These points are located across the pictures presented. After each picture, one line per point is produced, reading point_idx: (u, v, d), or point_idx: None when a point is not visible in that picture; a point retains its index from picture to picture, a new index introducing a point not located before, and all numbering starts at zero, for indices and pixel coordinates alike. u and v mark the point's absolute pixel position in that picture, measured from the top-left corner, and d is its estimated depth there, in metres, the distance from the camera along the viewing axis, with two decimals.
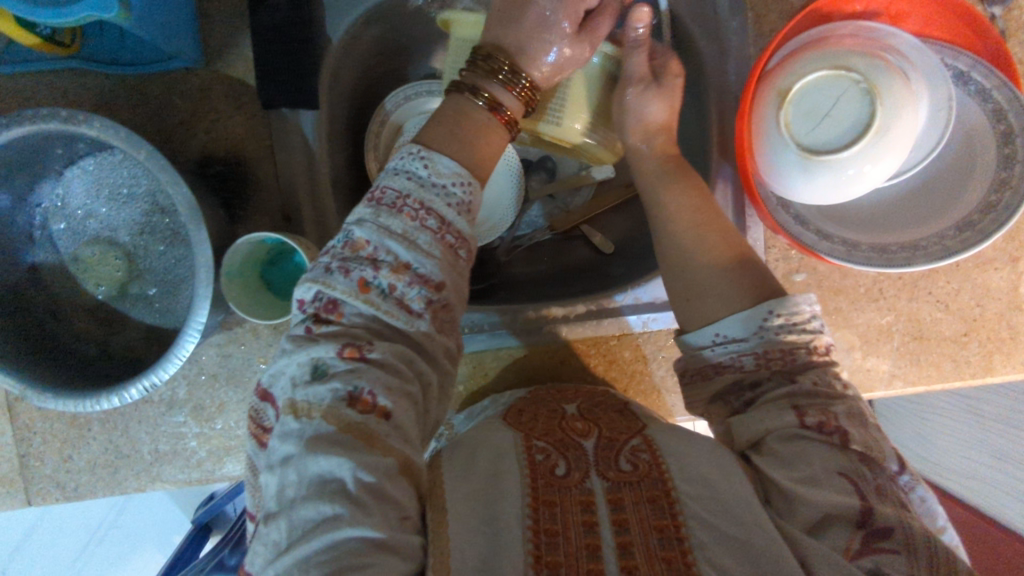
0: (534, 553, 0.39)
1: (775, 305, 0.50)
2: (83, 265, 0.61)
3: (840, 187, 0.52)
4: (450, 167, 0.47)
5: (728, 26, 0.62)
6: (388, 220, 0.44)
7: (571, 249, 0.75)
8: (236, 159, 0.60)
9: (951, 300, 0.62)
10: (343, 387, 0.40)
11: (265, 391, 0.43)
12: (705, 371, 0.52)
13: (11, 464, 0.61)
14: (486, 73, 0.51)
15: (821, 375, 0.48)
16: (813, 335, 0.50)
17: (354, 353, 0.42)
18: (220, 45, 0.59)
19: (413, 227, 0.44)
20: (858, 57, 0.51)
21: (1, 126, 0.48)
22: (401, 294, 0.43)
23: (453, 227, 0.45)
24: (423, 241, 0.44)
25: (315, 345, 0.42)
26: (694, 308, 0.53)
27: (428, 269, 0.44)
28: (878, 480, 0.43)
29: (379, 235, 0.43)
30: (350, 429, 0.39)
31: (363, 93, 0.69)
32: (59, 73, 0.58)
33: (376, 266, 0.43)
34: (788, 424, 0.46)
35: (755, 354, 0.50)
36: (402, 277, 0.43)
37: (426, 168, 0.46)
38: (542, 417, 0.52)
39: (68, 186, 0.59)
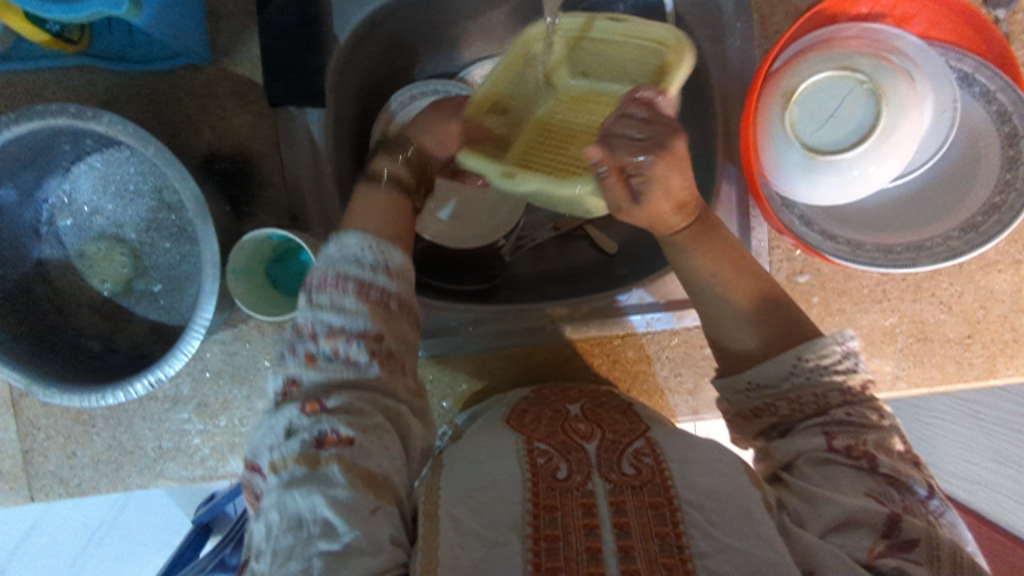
0: (533, 562, 0.40)
1: (803, 350, 0.48)
2: (89, 261, 0.61)
3: (845, 188, 0.53)
4: (359, 237, 0.48)
5: (733, 26, 0.62)
6: (315, 296, 0.46)
7: (574, 249, 0.76)
8: (242, 157, 0.60)
9: (954, 302, 0.62)
10: (310, 435, 0.42)
11: (252, 463, 0.44)
12: (744, 414, 0.50)
13: (15, 460, 0.61)
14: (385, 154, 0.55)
15: (856, 409, 0.47)
16: (847, 376, 0.48)
17: (314, 407, 0.43)
18: (228, 43, 0.59)
19: (337, 293, 0.45)
20: (864, 58, 0.51)
21: (10, 122, 0.48)
22: (344, 354, 0.44)
23: (377, 285, 0.46)
24: (351, 303, 0.45)
25: (280, 412, 0.44)
26: (729, 355, 0.52)
27: (362, 327, 0.45)
28: (907, 501, 0.43)
29: (313, 311, 0.45)
30: (319, 464, 0.41)
31: (369, 92, 0.69)
32: (68, 70, 0.58)
33: (316, 338, 0.45)
34: (817, 448, 0.46)
35: (788, 399, 0.48)
36: (339, 339, 0.44)
37: (335, 248, 0.47)
38: (546, 418, 0.52)
39: (75, 181, 0.59)
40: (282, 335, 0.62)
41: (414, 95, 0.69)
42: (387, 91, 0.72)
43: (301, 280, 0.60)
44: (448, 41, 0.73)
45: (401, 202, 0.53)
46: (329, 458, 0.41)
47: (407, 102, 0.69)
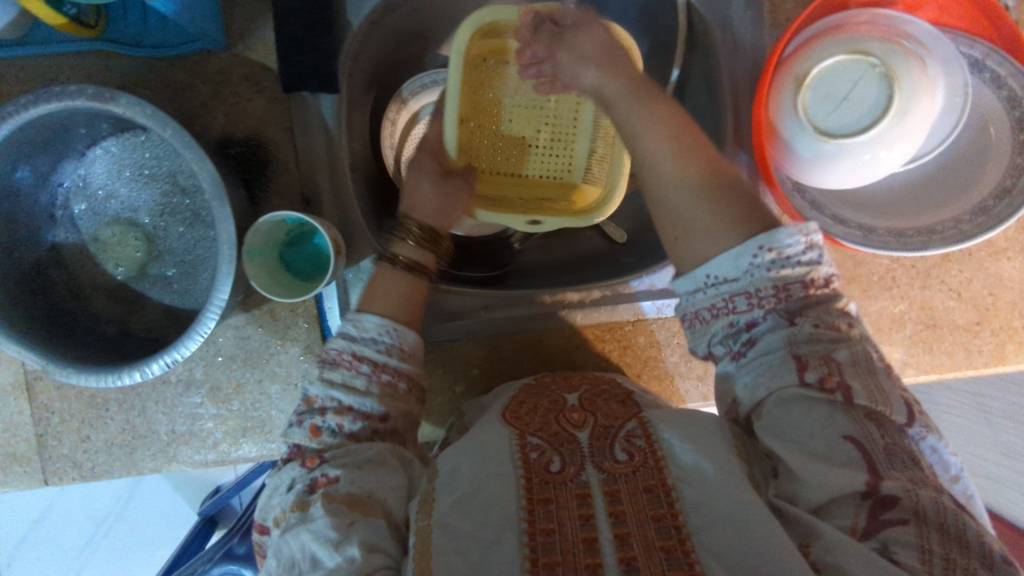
0: (529, 557, 0.40)
1: (763, 240, 0.44)
2: (103, 246, 0.61)
3: (857, 172, 0.53)
4: (377, 320, 0.52)
5: (744, 14, 0.62)
6: (330, 373, 0.49)
7: (583, 237, 0.76)
8: (256, 141, 0.60)
9: (964, 289, 0.63)
10: (307, 483, 0.45)
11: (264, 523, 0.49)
12: (701, 316, 0.47)
13: (29, 443, 0.62)
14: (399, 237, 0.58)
15: (822, 316, 0.44)
16: (809, 268, 0.45)
17: (316, 460, 0.47)
18: (243, 28, 0.60)
19: (350, 374, 0.49)
20: (876, 41, 0.52)
21: (29, 103, 0.48)
22: (348, 431, 0.48)
23: (388, 367, 0.50)
24: (362, 383, 0.49)
25: (288, 470, 0.48)
26: (683, 248, 0.48)
27: (369, 406, 0.49)
28: (887, 439, 0.41)
29: (324, 387, 0.49)
30: (311, 504, 0.44)
31: (380, 79, 0.69)
32: (84, 55, 0.58)
33: (324, 412, 0.48)
34: (790, 384, 0.43)
35: (746, 293, 0.45)
36: (346, 416, 0.48)
37: (354, 327, 0.51)
38: (541, 409, 0.51)
39: (91, 165, 0.59)
40: (295, 319, 0.62)
41: (424, 84, 0.71)
42: (399, 80, 0.73)
43: (315, 263, 0.60)
44: (460, 29, 0.73)
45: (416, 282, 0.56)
46: (318, 498, 0.44)
47: (418, 91, 0.71)
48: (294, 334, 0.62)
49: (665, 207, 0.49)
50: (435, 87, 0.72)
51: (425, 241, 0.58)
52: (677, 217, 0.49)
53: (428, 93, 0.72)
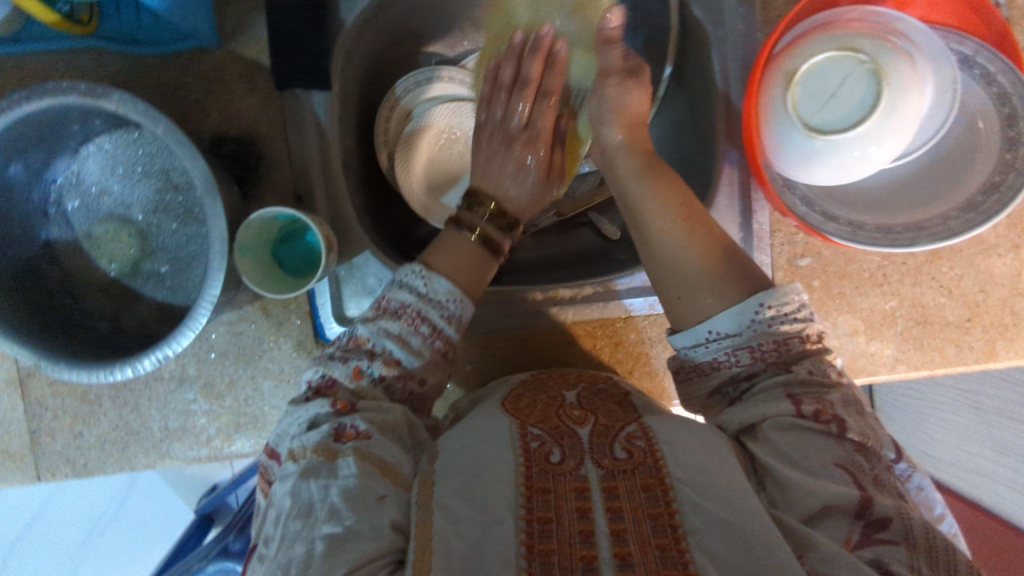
0: (526, 544, 0.39)
1: (765, 299, 0.47)
2: (96, 243, 0.62)
3: (846, 168, 0.53)
4: (448, 286, 0.52)
5: (735, 11, 0.63)
6: (388, 323, 0.50)
7: (576, 235, 0.76)
8: (249, 138, 0.61)
9: (954, 286, 0.63)
10: (333, 427, 0.45)
11: (270, 451, 0.48)
12: (702, 368, 0.50)
13: (22, 439, 0.62)
14: (479, 215, 0.58)
15: (816, 364, 0.47)
16: (804, 324, 0.48)
17: (346, 405, 0.47)
18: (235, 26, 0.60)
19: (410, 329, 0.49)
20: (864, 39, 0.52)
21: (20, 99, 0.48)
22: (388, 383, 0.49)
23: (444, 335, 0.51)
24: (417, 342, 0.50)
25: (311, 405, 0.48)
26: (685, 306, 0.50)
27: (414, 368, 0.50)
28: (876, 470, 0.43)
29: (379, 333, 0.49)
30: (338, 456, 0.44)
31: (374, 75, 0.69)
32: (77, 52, 0.58)
33: (371, 358, 0.49)
34: (784, 413, 0.45)
35: (749, 348, 0.48)
36: (392, 369, 0.49)
37: (426, 286, 0.51)
38: (541, 404, 0.52)
39: (83, 162, 0.60)
40: (288, 316, 0.62)
41: (419, 81, 0.70)
42: (393, 78, 0.73)
43: (306, 259, 0.61)
44: (454, 28, 0.74)
45: (485, 260, 0.56)
46: (346, 450, 0.44)
47: (412, 89, 0.69)
48: (287, 330, 0.62)
49: (665, 267, 0.52)
50: (430, 84, 0.70)
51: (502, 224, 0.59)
52: (681, 278, 0.51)
53: (421, 92, 0.70)
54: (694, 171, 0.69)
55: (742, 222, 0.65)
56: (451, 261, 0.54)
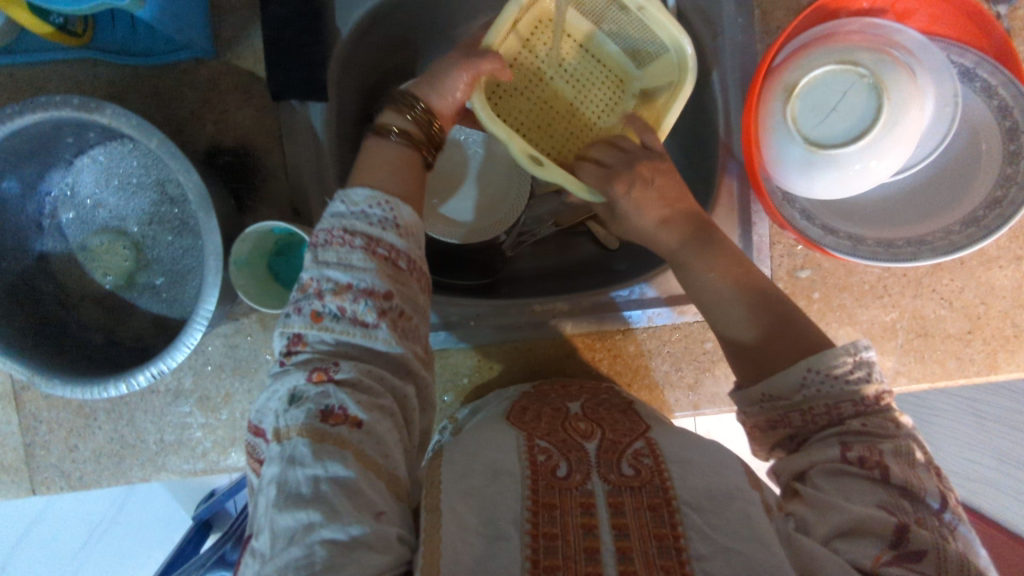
0: (531, 558, 0.39)
1: (813, 361, 0.47)
2: (91, 255, 0.61)
3: (846, 182, 0.52)
4: (368, 193, 0.47)
5: (735, 21, 0.62)
6: (323, 254, 0.44)
7: (576, 244, 0.76)
8: (244, 150, 0.60)
9: (955, 298, 0.63)
10: (316, 407, 0.41)
11: (255, 426, 0.44)
12: (759, 426, 0.50)
13: (16, 453, 0.61)
14: (395, 111, 0.52)
15: (872, 419, 0.46)
16: (860, 386, 0.47)
17: (322, 376, 0.43)
18: (231, 37, 0.59)
19: (343, 248, 0.44)
20: (865, 52, 0.51)
21: (13, 113, 0.48)
22: (351, 312, 0.44)
23: (384, 241, 0.45)
24: (358, 259, 0.44)
25: (288, 376, 0.43)
26: (744, 362, 0.51)
27: (369, 283, 0.44)
28: (919, 514, 0.42)
29: (316, 266, 0.44)
30: (326, 440, 0.41)
31: (372, 84, 0.69)
32: (71, 64, 0.58)
33: (322, 296, 0.44)
34: (831, 459, 0.45)
35: (800, 411, 0.47)
36: (346, 296, 0.44)
37: (342, 202, 0.46)
38: (546, 417, 0.51)
39: (78, 174, 0.59)
40: None
41: None
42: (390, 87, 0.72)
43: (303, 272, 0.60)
44: (452, 36, 0.73)
45: (416, 159, 0.52)
46: (335, 433, 0.41)
47: None
48: None
49: (713, 308, 0.52)
50: None
51: (424, 123, 0.52)
52: (727, 321, 0.52)
53: None
54: (694, 181, 0.68)
55: (742, 233, 0.64)
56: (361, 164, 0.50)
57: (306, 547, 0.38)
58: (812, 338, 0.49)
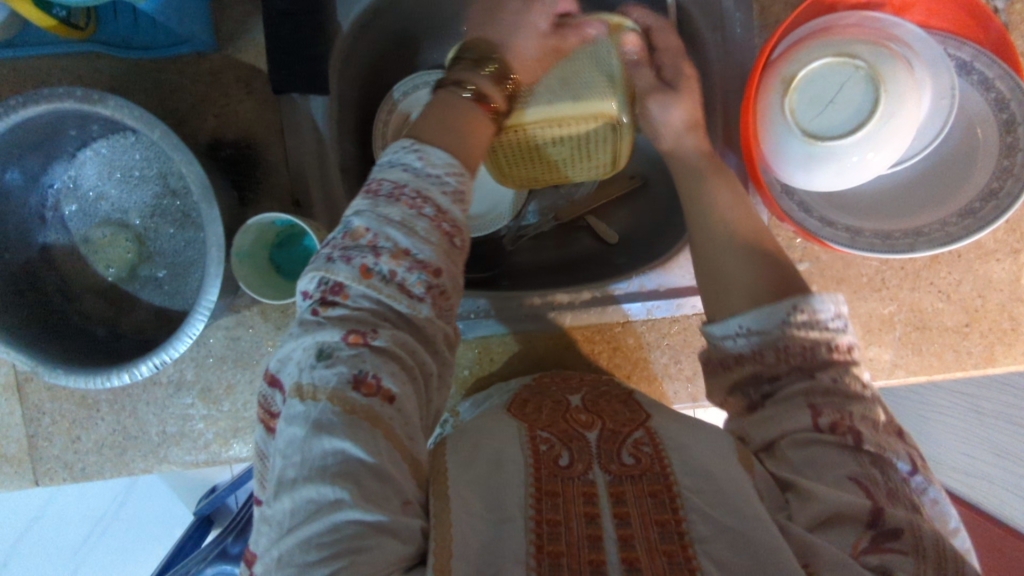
0: (535, 544, 0.39)
1: (797, 301, 0.46)
2: (93, 247, 0.61)
3: (845, 174, 0.53)
4: (444, 158, 0.48)
5: (734, 17, 0.63)
6: (386, 209, 0.44)
7: (576, 239, 0.76)
8: (246, 143, 0.61)
9: (953, 291, 0.63)
10: (348, 370, 0.40)
11: (274, 376, 0.44)
12: (725, 362, 0.49)
13: (20, 444, 0.62)
14: (470, 69, 0.58)
15: (840, 374, 0.45)
16: (834, 335, 0.46)
17: (359, 339, 0.41)
18: (233, 31, 0.60)
19: (412, 213, 0.44)
20: (862, 44, 0.52)
21: (17, 104, 0.48)
22: (401, 279, 0.43)
23: (449, 216, 0.46)
24: (422, 227, 0.44)
25: (320, 329, 0.42)
26: (721, 303, 0.52)
27: (427, 255, 0.44)
28: (890, 483, 0.42)
29: (379, 222, 0.43)
30: (355, 412, 0.39)
31: (374, 78, 0.70)
32: (75, 57, 0.58)
33: (376, 253, 0.43)
34: (803, 428, 0.44)
35: (774, 348, 0.46)
36: (402, 262, 0.43)
37: (420, 160, 0.47)
38: (546, 408, 0.52)
39: (81, 167, 0.60)
40: (285, 321, 0.62)
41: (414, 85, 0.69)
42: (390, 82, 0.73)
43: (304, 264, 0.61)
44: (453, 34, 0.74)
45: (480, 119, 0.55)
46: (362, 402, 0.40)
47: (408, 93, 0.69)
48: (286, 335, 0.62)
49: (712, 250, 0.54)
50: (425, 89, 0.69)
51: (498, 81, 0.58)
52: (720, 278, 0.53)
53: (416, 97, 0.69)
54: None
55: None
56: (438, 117, 0.52)
57: (330, 524, 0.36)
58: (796, 287, 0.49)
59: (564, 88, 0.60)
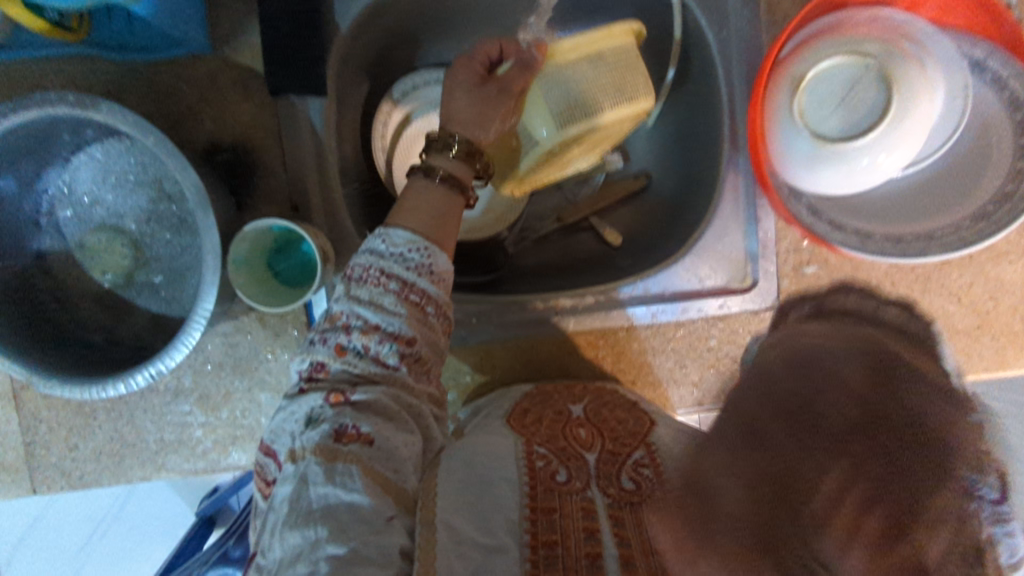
0: (531, 564, 0.40)
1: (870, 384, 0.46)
2: (89, 253, 0.60)
3: (855, 177, 0.52)
4: (407, 235, 0.47)
5: (740, 13, 0.61)
6: (356, 290, 0.45)
7: (579, 240, 0.75)
8: (243, 146, 0.59)
9: (964, 293, 0.62)
10: (330, 427, 0.41)
11: (268, 446, 0.45)
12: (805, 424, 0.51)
13: (17, 452, 0.61)
14: (440, 148, 0.52)
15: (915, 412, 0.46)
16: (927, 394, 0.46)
17: (339, 398, 0.43)
18: (228, 31, 0.59)
19: (378, 290, 0.45)
20: (875, 44, 0.51)
21: (9, 109, 0.47)
22: (374, 352, 0.45)
23: (417, 287, 0.46)
24: (390, 302, 0.45)
25: (305, 398, 0.44)
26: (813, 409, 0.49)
27: (397, 327, 0.45)
28: None
29: (350, 303, 0.45)
30: (338, 460, 0.40)
31: (372, 78, 0.69)
32: (69, 60, 0.57)
33: (349, 331, 0.45)
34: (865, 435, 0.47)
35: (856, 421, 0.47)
36: (373, 337, 0.45)
37: (382, 241, 0.47)
38: (545, 423, 0.53)
39: (75, 172, 0.58)
40: (284, 327, 0.61)
41: (415, 85, 0.70)
42: (389, 82, 0.72)
43: (306, 272, 0.60)
44: (453, 32, 0.72)
45: (456, 203, 0.52)
46: (348, 453, 0.40)
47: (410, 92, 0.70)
48: (284, 341, 0.61)
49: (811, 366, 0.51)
50: (426, 87, 0.71)
51: (471, 159, 0.53)
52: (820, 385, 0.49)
53: (419, 96, 0.71)
54: (690, 174, 0.69)
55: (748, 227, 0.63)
56: (418, 210, 0.49)
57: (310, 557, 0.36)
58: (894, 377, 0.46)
59: (574, 110, 0.54)
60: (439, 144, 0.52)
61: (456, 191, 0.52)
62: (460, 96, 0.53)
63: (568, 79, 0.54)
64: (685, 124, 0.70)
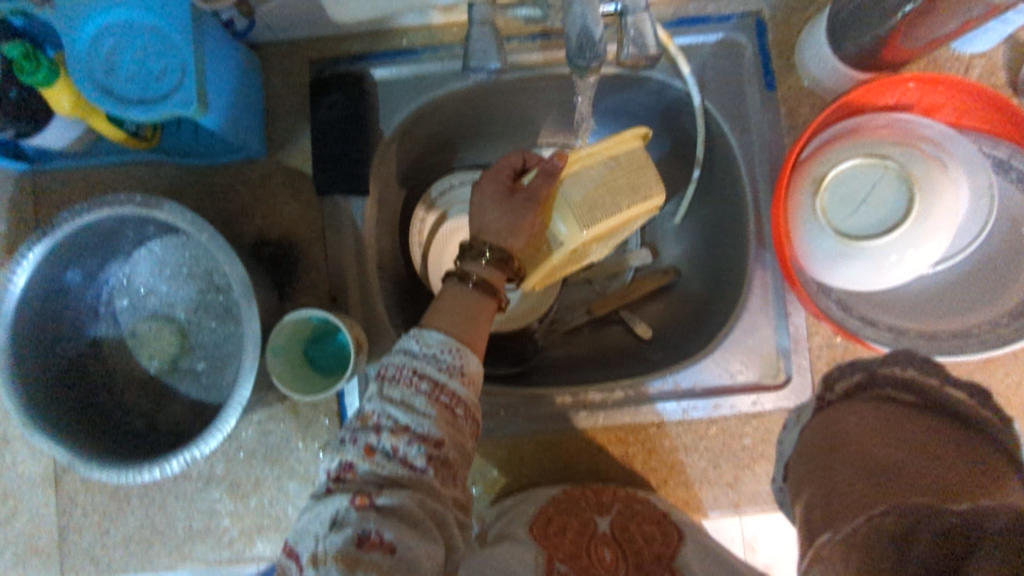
0: None
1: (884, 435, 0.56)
2: (139, 340, 0.63)
3: (880, 272, 0.52)
4: (440, 337, 0.50)
5: (761, 118, 0.64)
6: (389, 390, 0.47)
7: (609, 332, 0.75)
8: (288, 242, 0.63)
9: (1012, 395, 0.59)
10: (355, 532, 0.41)
11: (289, 547, 0.44)
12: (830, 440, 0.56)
13: (51, 536, 0.62)
14: (473, 256, 0.55)
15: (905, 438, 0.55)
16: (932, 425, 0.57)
17: (365, 500, 0.43)
18: (282, 139, 0.64)
19: (410, 391, 0.46)
20: (892, 146, 0.52)
21: (81, 209, 0.52)
22: (402, 453, 0.45)
23: (448, 388, 0.48)
24: (420, 403, 0.46)
25: (332, 498, 0.44)
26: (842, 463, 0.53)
27: (426, 428, 0.46)
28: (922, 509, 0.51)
29: (382, 403, 0.46)
30: (359, 568, 0.40)
31: (411, 180, 0.74)
32: (139, 165, 0.63)
33: (379, 431, 0.46)
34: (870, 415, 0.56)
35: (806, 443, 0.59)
36: (402, 438, 0.45)
37: (416, 342, 0.49)
38: (571, 532, 0.55)
39: (135, 265, 0.63)
40: (316, 415, 0.62)
41: (452, 185, 0.74)
42: (427, 182, 0.76)
43: (340, 359, 0.61)
44: (488, 137, 0.77)
45: (488, 305, 0.54)
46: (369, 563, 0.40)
47: (446, 191, 0.74)
48: (315, 430, 0.62)
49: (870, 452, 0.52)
50: (461, 186, 0.74)
51: (504, 263, 0.55)
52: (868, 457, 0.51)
53: (455, 194, 0.74)
54: (719, 269, 0.69)
55: (778, 322, 0.63)
56: (452, 313, 0.52)
57: None
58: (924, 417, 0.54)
59: (589, 208, 0.54)
60: (472, 253, 0.55)
61: (488, 295, 0.55)
62: (491, 208, 0.56)
63: (583, 179, 0.55)
64: (712, 221, 0.71)
